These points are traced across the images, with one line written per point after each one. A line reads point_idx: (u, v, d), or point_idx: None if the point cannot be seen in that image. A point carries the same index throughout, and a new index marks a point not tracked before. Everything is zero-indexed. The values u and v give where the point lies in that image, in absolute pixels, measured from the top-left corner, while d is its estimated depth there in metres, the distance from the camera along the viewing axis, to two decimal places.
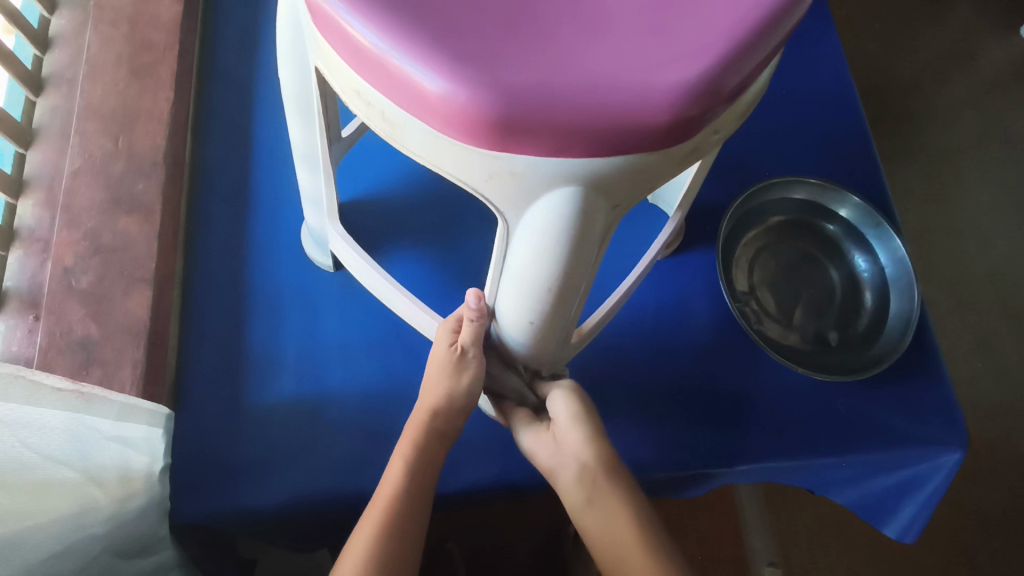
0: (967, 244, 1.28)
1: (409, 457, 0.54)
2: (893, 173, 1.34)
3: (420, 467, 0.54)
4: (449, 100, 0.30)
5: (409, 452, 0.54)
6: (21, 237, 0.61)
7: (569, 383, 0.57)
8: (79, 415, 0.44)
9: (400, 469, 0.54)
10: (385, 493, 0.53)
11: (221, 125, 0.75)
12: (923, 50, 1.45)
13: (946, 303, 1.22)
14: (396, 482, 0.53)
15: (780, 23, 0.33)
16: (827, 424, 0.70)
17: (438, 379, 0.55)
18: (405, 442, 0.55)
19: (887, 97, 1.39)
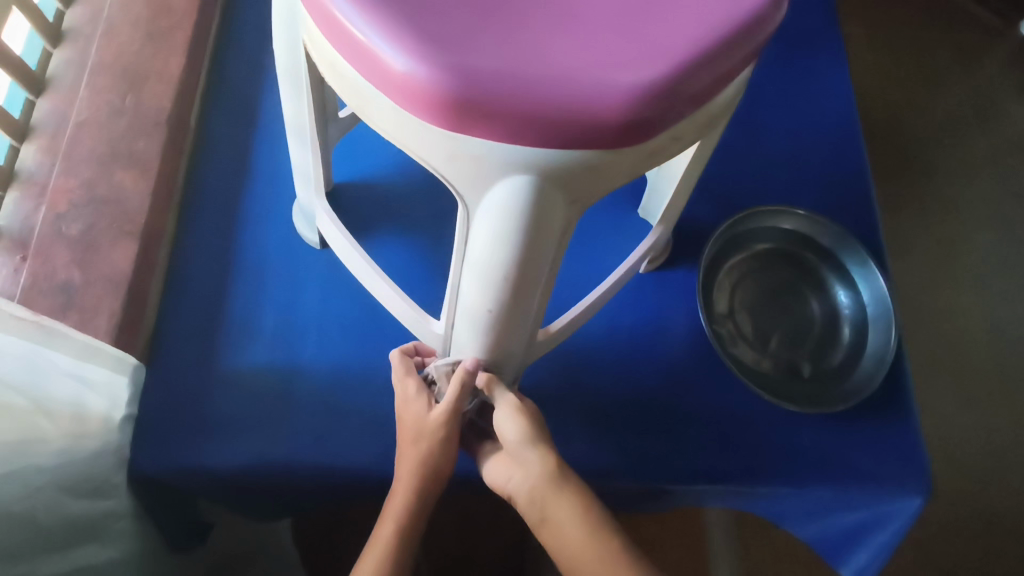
0: (968, 296, 1.26)
1: (398, 526, 0.55)
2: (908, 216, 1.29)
3: (408, 532, 0.55)
4: (412, 77, 0.31)
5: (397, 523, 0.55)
6: (20, 180, 0.61)
7: (512, 401, 0.56)
8: (37, 346, 0.46)
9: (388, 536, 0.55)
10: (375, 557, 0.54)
11: (229, 94, 0.77)
12: (948, 97, 1.43)
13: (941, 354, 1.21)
14: (384, 550, 0.54)
15: (743, 40, 0.34)
16: (790, 455, 0.70)
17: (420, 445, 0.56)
18: (394, 511, 0.55)
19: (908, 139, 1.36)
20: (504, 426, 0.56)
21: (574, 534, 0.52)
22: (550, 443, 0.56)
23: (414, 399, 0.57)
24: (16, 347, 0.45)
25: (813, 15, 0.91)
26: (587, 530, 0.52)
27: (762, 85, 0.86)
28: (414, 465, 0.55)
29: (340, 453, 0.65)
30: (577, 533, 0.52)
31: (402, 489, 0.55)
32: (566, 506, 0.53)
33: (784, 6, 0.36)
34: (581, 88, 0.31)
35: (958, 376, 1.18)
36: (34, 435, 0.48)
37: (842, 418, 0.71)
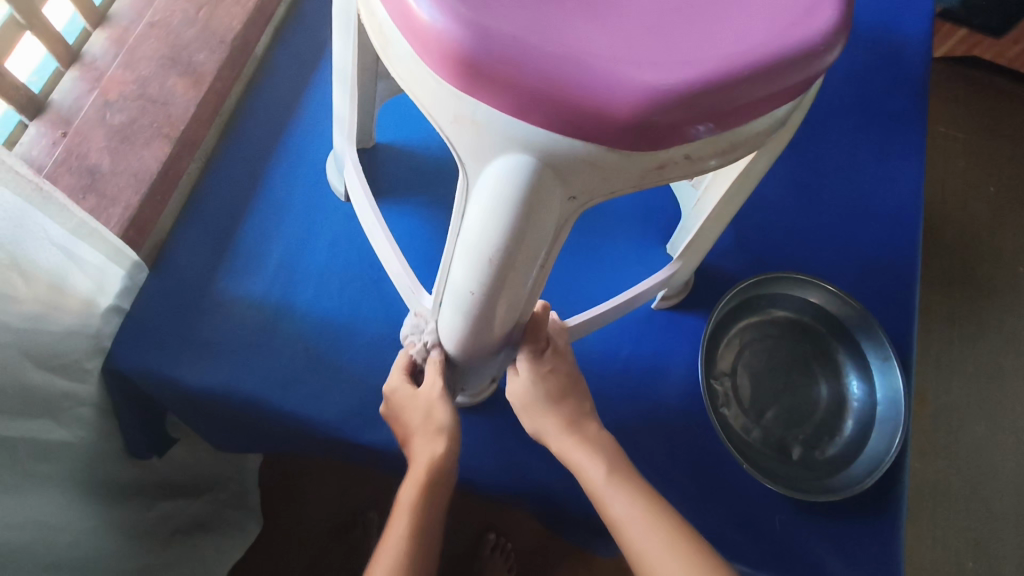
0: None
1: (412, 521, 0.51)
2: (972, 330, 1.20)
3: (422, 528, 0.52)
4: (431, 26, 0.31)
5: (412, 513, 0.52)
6: (83, 61, 0.64)
7: (523, 348, 0.56)
8: (30, 205, 0.47)
9: (401, 529, 0.51)
10: (391, 551, 0.50)
11: (300, 33, 0.79)
12: None
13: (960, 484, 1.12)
14: (397, 542, 0.50)
15: (782, 72, 0.32)
16: (754, 532, 0.66)
17: (428, 428, 0.55)
18: (405, 504, 0.52)
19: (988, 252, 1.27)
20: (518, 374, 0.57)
21: (599, 472, 0.52)
22: (561, 392, 0.56)
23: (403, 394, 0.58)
24: (17, 203, 0.46)
25: (903, 97, 0.87)
26: (610, 472, 0.52)
27: (830, 153, 0.83)
28: (427, 454, 0.54)
29: (306, 400, 0.65)
30: (599, 473, 0.52)
31: (411, 482, 0.53)
32: (589, 446, 0.54)
33: (837, 50, 0.34)
34: (596, 76, 0.30)
35: (982, 512, 1.07)
36: (6, 291, 0.48)
37: (821, 511, 0.67)
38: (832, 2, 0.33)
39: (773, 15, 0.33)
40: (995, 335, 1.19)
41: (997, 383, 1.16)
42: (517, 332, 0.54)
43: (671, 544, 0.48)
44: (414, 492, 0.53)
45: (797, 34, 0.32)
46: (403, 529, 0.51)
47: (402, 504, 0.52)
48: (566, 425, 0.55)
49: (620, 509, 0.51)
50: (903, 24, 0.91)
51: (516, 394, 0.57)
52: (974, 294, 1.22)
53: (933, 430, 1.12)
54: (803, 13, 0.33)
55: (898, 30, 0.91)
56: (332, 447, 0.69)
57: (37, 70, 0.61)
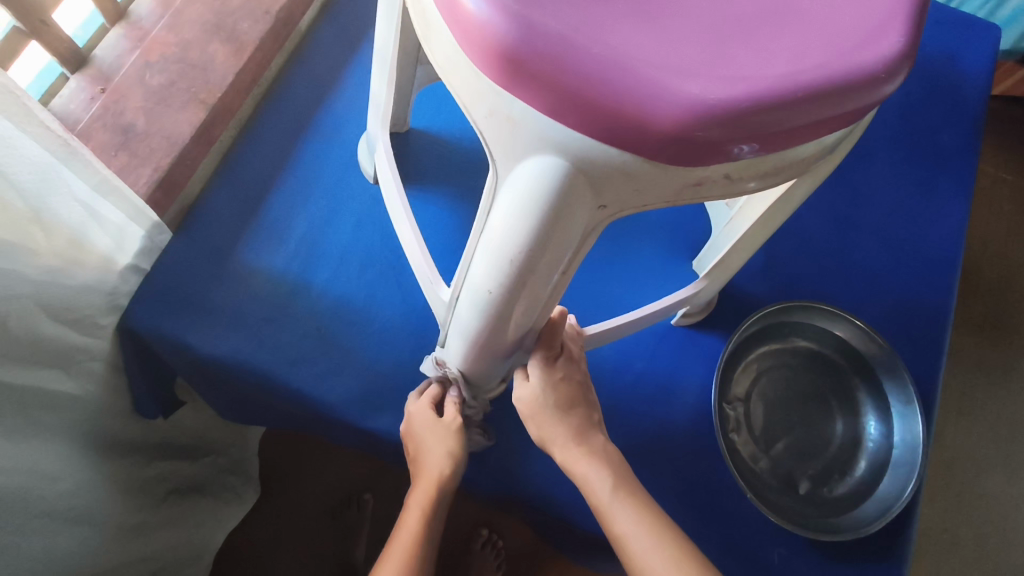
0: None
1: (421, 531, 0.54)
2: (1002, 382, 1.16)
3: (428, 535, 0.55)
4: (475, 15, 0.30)
5: (421, 525, 0.54)
6: (129, 20, 0.65)
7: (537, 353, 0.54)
8: (56, 160, 0.47)
9: (411, 538, 0.54)
10: (400, 555, 0.53)
11: (346, 10, 0.79)
12: None
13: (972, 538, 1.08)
14: (407, 556, 0.53)
15: (837, 98, 0.30)
16: (749, 562, 0.64)
17: (439, 448, 0.57)
18: (415, 515, 0.55)
19: None
20: (526, 382, 0.55)
21: (605, 487, 0.51)
22: (569, 401, 0.55)
23: (428, 420, 0.58)
24: (42, 158, 0.46)
25: (956, 133, 0.84)
26: (617, 488, 0.51)
27: (872, 185, 0.80)
28: (435, 473, 0.56)
29: (313, 378, 0.65)
30: (605, 488, 0.51)
31: (420, 495, 0.55)
32: (594, 460, 0.53)
33: (898, 80, 0.32)
34: (640, 83, 0.29)
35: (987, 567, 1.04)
36: (22, 243, 0.48)
37: (822, 549, 0.65)
38: (899, 27, 0.32)
39: (834, 36, 0.31)
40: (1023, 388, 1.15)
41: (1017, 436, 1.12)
42: (531, 338, 0.52)
43: (678, 567, 0.47)
44: (425, 506, 0.55)
45: (858, 58, 0.31)
46: (412, 538, 0.54)
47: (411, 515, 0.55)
48: (573, 434, 0.54)
49: (626, 528, 0.50)
50: (963, 58, 0.88)
51: (524, 400, 0.55)
52: (1009, 344, 1.17)
53: (946, 478, 1.08)
54: (865, 38, 0.31)
55: (957, 65, 0.88)
56: (333, 428, 0.69)
57: (83, 24, 0.62)
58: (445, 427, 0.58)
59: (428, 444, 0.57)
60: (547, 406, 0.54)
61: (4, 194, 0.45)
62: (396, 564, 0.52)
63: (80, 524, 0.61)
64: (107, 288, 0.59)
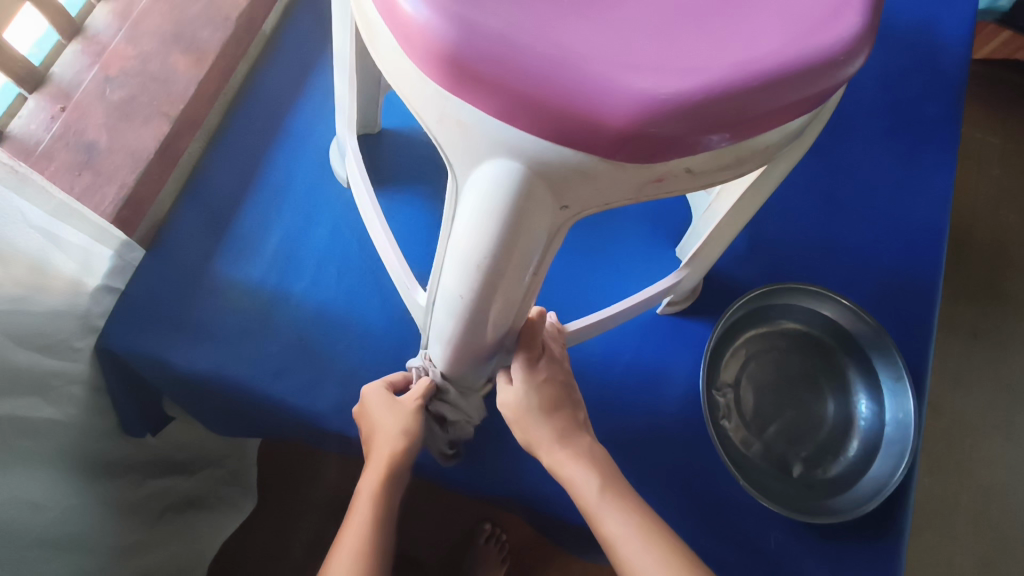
0: None
1: (375, 508, 0.53)
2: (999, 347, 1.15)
3: (383, 513, 0.53)
4: (413, 19, 0.29)
5: (374, 501, 0.53)
6: (86, 34, 0.63)
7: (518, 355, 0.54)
8: (9, 190, 0.47)
9: (365, 517, 0.52)
10: (353, 535, 0.51)
11: (310, 12, 0.77)
12: None
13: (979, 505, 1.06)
14: (362, 533, 0.52)
15: (796, 84, 0.29)
16: (745, 548, 0.64)
17: (393, 427, 0.55)
18: (367, 492, 0.53)
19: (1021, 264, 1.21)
20: (509, 386, 0.54)
21: (592, 488, 0.51)
22: (555, 406, 0.54)
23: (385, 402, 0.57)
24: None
25: (938, 102, 0.83)
26: (604, 488, 0.51)
27: (856, 160, 0.79)
28: (387, 449, 0.54)
29: (297, 389, 0.64)
30: (595, 491, 0.51)
31: (373, 470, 0.54)
32: (584, 461, 0.52)
33: (860, 61, 0.31)
34: (589, 81, 0.28)
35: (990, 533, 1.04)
36: None
37: (818, 531, 0.65)
38: (857, 8, 0.30)
39: (791, 20, 0.30)
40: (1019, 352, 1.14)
41: (1015, 401, 1.12)
42: (510, 339, 0.52)
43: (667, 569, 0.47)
44: (377, 483, 0.54)
45: (815, 43, 0.29)
46: (366, 516, 0.52)
47: (364, 494, 0.53)
48: (558, 438, 0.53)
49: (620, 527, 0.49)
50: (942, 25, 0.87)
51: (508, 405, 0.54)
52: (1003, 309, 1.17)
53: (944, 446, 1.08)
54: (824, 19, 0.30)
55: (937, 31, 0.86)
56: (321, 437, 0.69)
57: (38, 42, 0.60)
58: (405, 407, 0.56)
59: (381, 421, 0.56)
60: (532, 413, 0.53)
61: None
62: (349, 548, 0.51)
63: (72, 550, 0.61)
64: (78, 312, 0.59)
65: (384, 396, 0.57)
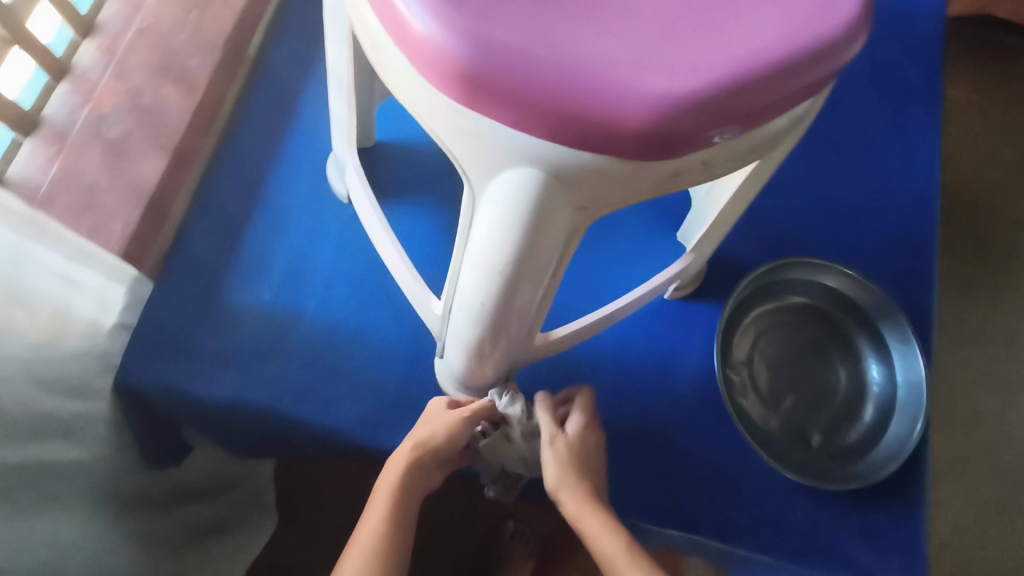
0: None
1: (391, 508, 0.53)
2: (995, 299, 1.17)
3: (400, 513, 0.53)
4: (425, 38, 0.29)
5: (390, 501, 0.53)
6: (74, 73, 0.63)
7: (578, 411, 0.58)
8: (26, 239, 0.49)
9: (381, 515, 0.52)
10: (369, 533, 0.51)
11: (293, 31, 0.77)
12: None
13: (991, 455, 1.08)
14: (377, 530, 0.52)
15: (802, 70, 0.30)
16: (773, 520, 0.65)
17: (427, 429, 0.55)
18: (385, 491, 0.53)
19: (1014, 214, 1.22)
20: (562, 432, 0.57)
21: (615, 543, 0.51)
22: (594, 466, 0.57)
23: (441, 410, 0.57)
24: (10, 240, 0.47)
25: (918, 65, 0.84)
26: (626, 545, 0.51)
27: (844, 130, 0.80)
28: (410, 447, 0.55)
29: (320, 406, 0.64)
30: (595, 522, 0.53)
31: (394, 469, 0.54)
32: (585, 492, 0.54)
33: (859, 42, 0.32)
34: (603, 86, 0.28)
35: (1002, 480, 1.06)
36: (9, 324, 0.47)
37: (842, 497, 0.66)
38: None
39: (791, 9, 0.31)
40: (1013, 302, 1.17)
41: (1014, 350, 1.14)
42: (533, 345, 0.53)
43: None
44: (395, 482, 0.54)
45: (816, 29, 0.30)
46: (383, 515, 0.52)
47: (382, 492, 0.53)
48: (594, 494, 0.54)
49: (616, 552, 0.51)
50: None
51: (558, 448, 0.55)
52: (996, 261, 1.19)
53: (950, 400, 1.10)
54: (822, 5, 0.31)
55: None
56: (347, 452, 0.69)
57: (28, 85, 0.59)
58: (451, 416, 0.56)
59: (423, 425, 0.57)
60: (558, 457, 0.55)
61: None
62: (363, 546, 0.51)
63: None
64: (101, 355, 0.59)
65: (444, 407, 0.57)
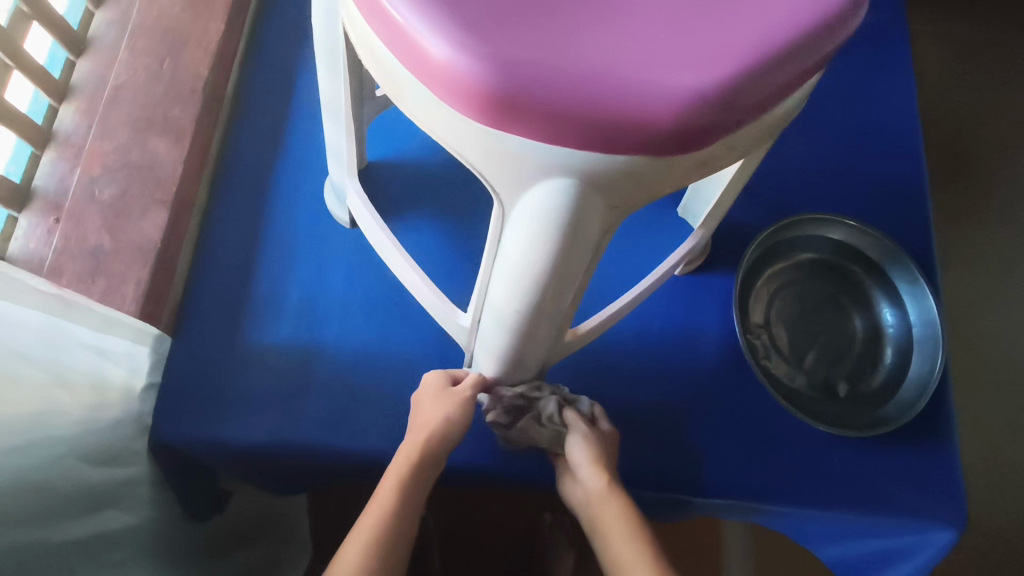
0: None
1: (400, 486, 0.53)
2: (981, 225, 1.20)
3: (409, 494, 0.54)
4: (449, 65, 0.29)
5: (400, 480, 0.54)
6: (57, 139, 0.62)
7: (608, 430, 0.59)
8: (57, 317, 0.47)
9: (388, 495, 0.53)
10: (376, 511, 0.52)
11: (267, 64, 0.76)
12: None
13: (1006, 374, 1.10)
14: (383, 507, 0.53)
15: (816, 45, 0.31)
16: (814, 473, 0.67)
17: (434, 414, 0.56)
18: (396, 471, 0.54)
19: (989, 138, 1.25)
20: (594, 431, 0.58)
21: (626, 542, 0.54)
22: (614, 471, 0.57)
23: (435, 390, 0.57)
24: (45, 320, 0.46)
25: (885, 9, 0.85)
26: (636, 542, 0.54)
27: (823, 84, 0.82)
28: (423, 429, 0.56)
29: (357, 435, 0.64)
30: (613, 512, 0.55)
31: (406, 451, 0.55)
32: (605, 487, 0.56)
33: (863, 9, 0.33)
34: (633, 90, 0.29)
35: (1015, 398, 1.09)
36: (52, 408, 0.48)
37: (875, 440, 0.68)
38: None
39: None
40: (999, 224, 1.20)
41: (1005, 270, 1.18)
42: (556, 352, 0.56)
43: None
44: (405, 464, 0.54)
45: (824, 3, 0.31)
46: (391, 495, 0.53)
47: (392, 473, 0.54)
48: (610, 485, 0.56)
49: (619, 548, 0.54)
50: None
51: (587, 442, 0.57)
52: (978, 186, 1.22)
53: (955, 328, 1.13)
54: None
55: None
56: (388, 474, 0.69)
57: (13, 158, 0.59)
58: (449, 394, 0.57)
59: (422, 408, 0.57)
60: (590, 441, 0.57)
61: (10, 370, 0.43)
62: (368, 523, 0.52)
63: None
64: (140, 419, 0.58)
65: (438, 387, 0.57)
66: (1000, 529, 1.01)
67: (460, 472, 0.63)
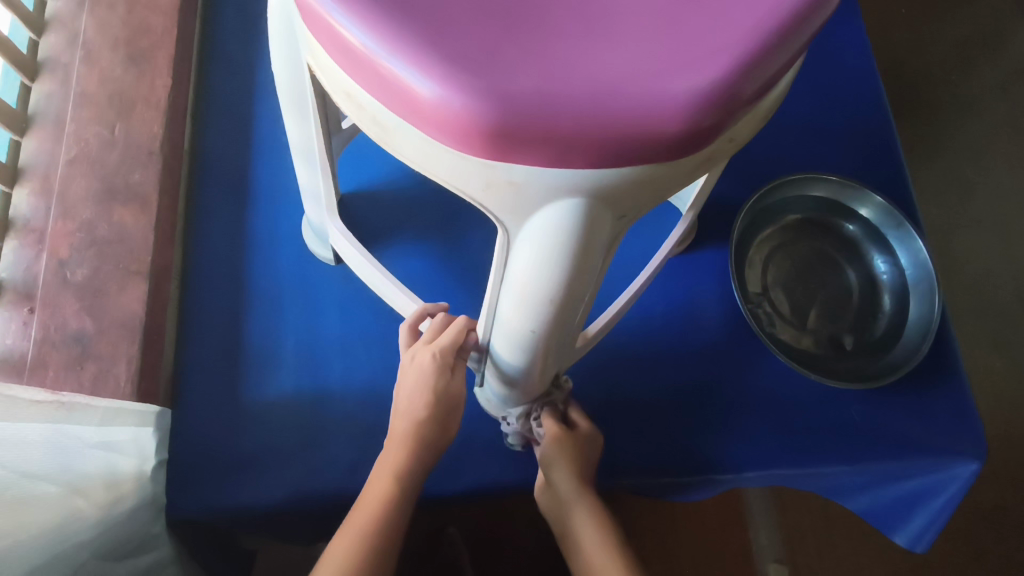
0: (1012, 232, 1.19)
1: (393, 480, 0.52)
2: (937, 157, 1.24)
3: (401, 487, 0.52)
4: (443, 107, 0.28)
5: (392, 475, 0.52)
6: (16, 227, 0.59)
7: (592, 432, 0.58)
8: (60, 424, 0.46)
9: (381, 491, 0.51)
10: (370, 508, 0.51)
11: (221, 112, 0.74)
12: (978, 20, 1.33)
13: (983, 296, 1.14)
14: (377, 505, 0.51)
15: (808, 21, 0.30)
16: (835, 430, 0.67)
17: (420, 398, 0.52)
18: (390, 464, 0.52)
19: (935, 73, 1.28)
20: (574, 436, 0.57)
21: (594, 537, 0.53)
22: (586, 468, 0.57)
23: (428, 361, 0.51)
24: (49, 431, 0.45)
25: None
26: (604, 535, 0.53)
27: None
28: (409, 416, 0.53)
29: None
30: (582, 510, 0.54)
31: (395, 443, 0.53)
32: (576, 485, 0.55)
33: None
34: (635, 100, 0.28)
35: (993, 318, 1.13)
36: (72, 515, 0.46)
37: (888, 386, 0.69)
38: None
39: None
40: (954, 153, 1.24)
41: (968, 197, 1.21)
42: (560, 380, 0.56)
43: None
44: (397, 458, 0.52)
45: None
46: (382, 491, 0.51)
47: (384, 467, 0.52)
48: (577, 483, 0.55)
49: (591, 546, 0.53)
50: None
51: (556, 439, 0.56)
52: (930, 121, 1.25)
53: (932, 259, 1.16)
54: None
55: None
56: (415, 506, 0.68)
57: None
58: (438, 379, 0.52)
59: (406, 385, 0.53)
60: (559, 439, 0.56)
61: (23, 486, 0.43)
62: (363, 518, 0.50)
63: None
64: (155, 503, 0.56)
65: (430, 361, 0.51)
66: (1004, 445, 1.04)
67: (489, 492, 0.62)
